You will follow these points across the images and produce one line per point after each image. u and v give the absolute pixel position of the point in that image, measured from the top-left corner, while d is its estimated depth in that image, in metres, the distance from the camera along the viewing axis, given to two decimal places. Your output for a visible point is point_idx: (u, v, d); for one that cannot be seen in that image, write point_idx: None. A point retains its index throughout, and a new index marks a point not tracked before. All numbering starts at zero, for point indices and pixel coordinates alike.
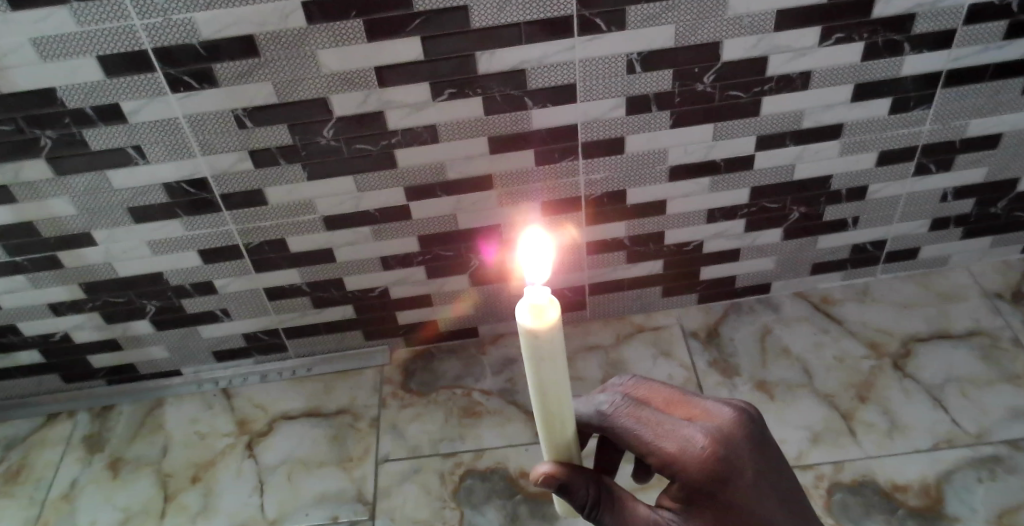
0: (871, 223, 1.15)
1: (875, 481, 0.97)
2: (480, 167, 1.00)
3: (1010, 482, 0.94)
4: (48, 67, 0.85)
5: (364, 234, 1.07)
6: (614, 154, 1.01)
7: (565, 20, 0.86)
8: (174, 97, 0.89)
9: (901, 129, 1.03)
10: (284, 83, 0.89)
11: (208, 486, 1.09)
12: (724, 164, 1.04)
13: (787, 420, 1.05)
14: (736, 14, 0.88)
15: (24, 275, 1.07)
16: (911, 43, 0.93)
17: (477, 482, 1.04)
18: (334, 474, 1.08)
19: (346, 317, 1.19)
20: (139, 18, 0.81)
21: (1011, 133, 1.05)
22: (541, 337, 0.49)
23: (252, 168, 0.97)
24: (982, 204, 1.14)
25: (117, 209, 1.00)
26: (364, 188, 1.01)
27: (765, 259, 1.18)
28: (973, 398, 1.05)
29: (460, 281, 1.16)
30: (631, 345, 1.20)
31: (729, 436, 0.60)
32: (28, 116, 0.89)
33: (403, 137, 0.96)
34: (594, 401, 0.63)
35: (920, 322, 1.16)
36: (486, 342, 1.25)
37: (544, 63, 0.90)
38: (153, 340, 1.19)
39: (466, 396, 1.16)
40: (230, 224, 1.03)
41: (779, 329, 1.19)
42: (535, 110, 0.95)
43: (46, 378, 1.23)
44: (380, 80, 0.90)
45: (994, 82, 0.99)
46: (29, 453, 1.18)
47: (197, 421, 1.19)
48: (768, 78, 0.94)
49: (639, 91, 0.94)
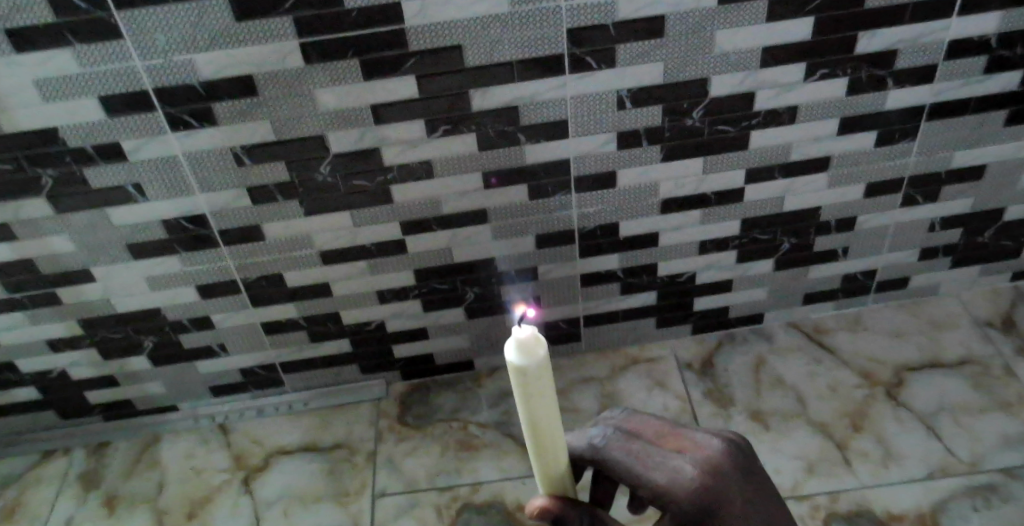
0: (862, 254, 1.17)
1: (871, 510, 0.97)
2: (474, 202, 1.02)
3: (1005, 511, 0.94)
4: (50, 108, 0.86)
5: (360, 268, 1.08)
6: (607, 188, 1.03)
7: (557, 58, 0.88)
8: (174, 136, 0.91)
9: (887, 161, 1.05)
10: (281, 121, 0.91)
11: (204, 523, 1.08)
12: (714, 197, 1.06)
13: (782, 451, 1.06)
14: (723, 51, 0.90)
15: (22, 312, 1.08)
16: (894, 78, 0.95)
17: (473, 516, 1.04)
18: (330, 509, 1.08)
19: (343, 351, 1.20)
20: (141, 60, 0.83)
21: (995, 164, 1.07)
22: (530, 374, 0.50)
23: (250, 205, 0.99)
24: (970, 232, 1.16)
25: (116, 246, 1.01)
26: (360, 223, 1.03)
27: (758, 289, 1.20)
28: (966, 426, 1.05)
29: (455, 314, 1.17)
30: (626, 377, 1.20)
31: (718, 466, 0.60)
32: (30, 156, 0.91)
33: (399, 173, 0.98)
34: (586, 434, 0.64)
35: (913, 351, 1.17)
36: (482, 375, 1.25)
37: (536, 100, 0.92)
38: (150, 376, 1.20)
39: (463, 428, 1.16)
40: (228, 260, 1.05)
41: (773, 360, 1.19)
42: (528, 146, 0.97)
43: (42, 414, 1.23)
44: (375, 117, 0.92)
45: (976, 115, 1.01)
46: (24, 491, 1.17)
47: (193, 457, 1.18)
48: (755, 113, 0.97)
49: (630, 127, 0.96)
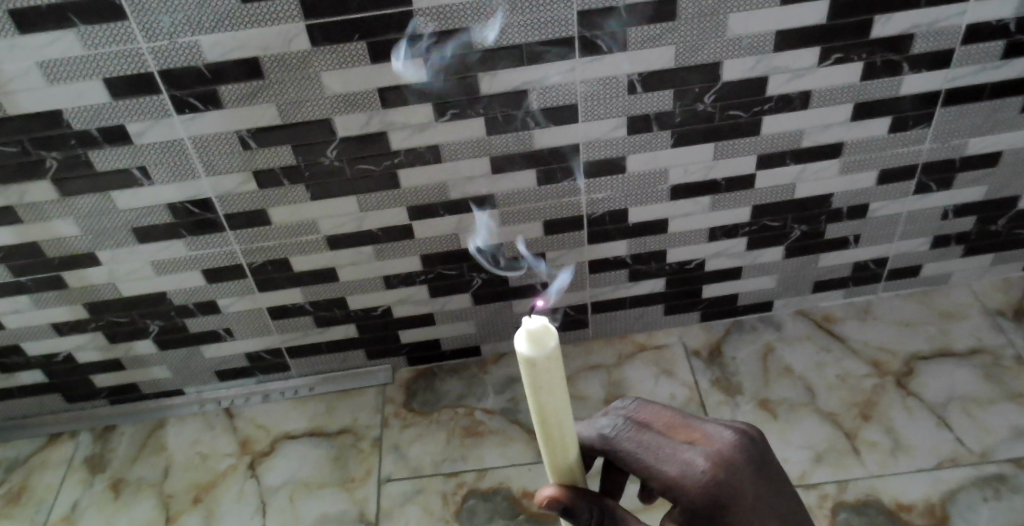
0: (872, 242, 1.15)
1: (879, 500, 0.97)
2: (481, 187, 1.01)
3: (1015, 501, 0.94)
4: (54, 90, 0.85)
5: (366, 254, 1.08)
6: (615, 174, 1.02)
7: (567, 42, 0.87)
8: (178, 119, 0.90)
9: (900, 147, 1.03)
10: (287, 105, 0.90)
11: (209, 508, 1.08)
12: (724, 183, 1.05)
13: (790, 440, 1.05)
14: (735, 34, 0.89)
15: (27, 295, 1.07)
16: (909, 62, 0.93)
17: (479, 503, 1.04)
18: (336, 495, 1.08)
19: (348, 336, 1.20)
20: (145, 42, 0.82)
21: (1010, 151, 1.06)
22: (540, 366, 0.50)
23: (256, 190, 0.98)
24: (983, 221, 1.14)
25: (121, 230, 1.01)
26: (366, 208, 1.02)
27: (767, 277, 1.19)
28: (976, 417, 1.04)
29: (461, 300, 1.16)
30: (633, 364, 1.20)
31: (730, 459, 0.59)
32: (34, 139, 0.90)
33: (406, 157, 0.97)
34: (595, 424, 0.63)
35: (922, 340, 1.16)
36: (489, 362, 1.25)
37: (545, 84, 0.91)
38: (155, 361, 1.19)
39: (468, 415, 1.16)
40: (234, 244, 1.04)
41: (781, 348, 1.19)
42: (537, 130, 0.95)
43: (48, 398, 1.23)
44: (382, 101, 0.90)
45: (993, 101, 0.99)
46: (30, 475, 1.17)
47: (199, 442, 1.18)
48: (768, 97, 0.95)
49: (640, 111, 0.95)
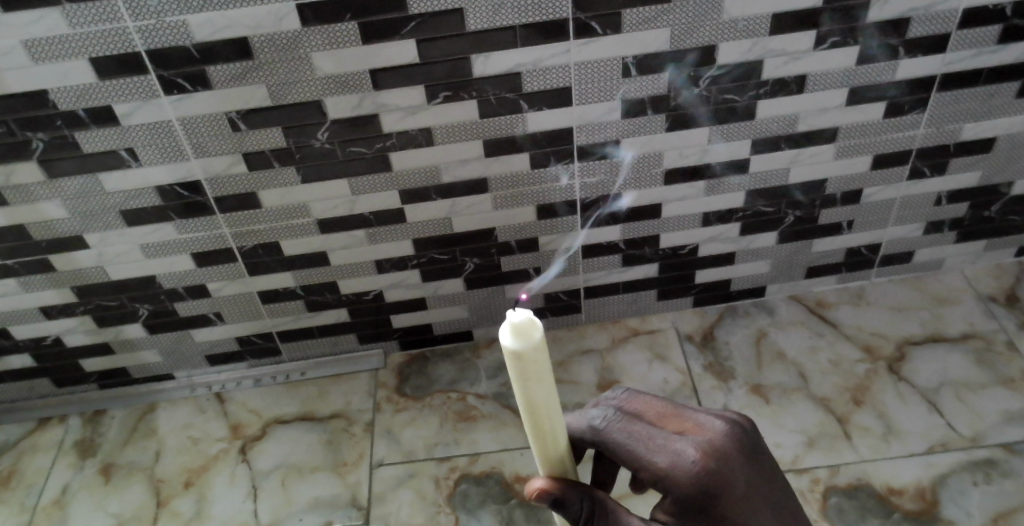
0: (866, 227, 1.15)
1: (870, 485, 0.97)
2: (475, 170, 1.00)
3: (1005, 485, 0.95)
4: (40, 69, 0.84)
5: (358, 237, 1.07)
6: (610, 157, 1.01)
7: (561, 23, 0.86)
8: (167, 100, 0.88)
9: (895, 132, 1.03)
10: (277, 86, 0.88)
11: (201, 492, 1.08)
12: (719, 167, 1.04)
13: (782, 425, 1.05)
14: (731, 17, 0.88)
15: (15, 278, 1.06)
16: (905, 47, 0.93)
17: (472, 487, 1.04)
18: (327, 479, 1.07)
19: (340, 321, 1.19)
20: (132, 21, 0.81)
21: (1005, 136, 1.05)
22: (527, 358, 0.49)
23: (246, 171, 0.97)
24: (976, 206, 1.14)
25: (109, 212, 0.99)
26: (359, 191, 1.01)
27: (761, 262, 1.19)
28: (968, 402, 1.05)
29: (454, 285, 1.16)
30: (626, 349, 1.20)
31: (721, 449, 0.59)
32: (20, 119, 0.88)
33: (397, 140, 0.96)
34: (586, 415, 0.62)
35: (914, 326, 1.17)
36: (481, 346, 1.25)
37: (539, 66, 0.90)
38: (146, 344, 1.19)
39: (461, 400, 1.16)
40: (224, 227, 1.03)
41: (774, 333, 1.19)
42: (531, 114, 0.95)
43: (38, 382, 1.22)
44: (374, 83, 0.89)
45: (989, 86, 0.99)
46: (20, 459, 1.17)
47: (191, 426, 1.18)
48: (764, 81, 0.94)
49: (635, 95, 0.94)
